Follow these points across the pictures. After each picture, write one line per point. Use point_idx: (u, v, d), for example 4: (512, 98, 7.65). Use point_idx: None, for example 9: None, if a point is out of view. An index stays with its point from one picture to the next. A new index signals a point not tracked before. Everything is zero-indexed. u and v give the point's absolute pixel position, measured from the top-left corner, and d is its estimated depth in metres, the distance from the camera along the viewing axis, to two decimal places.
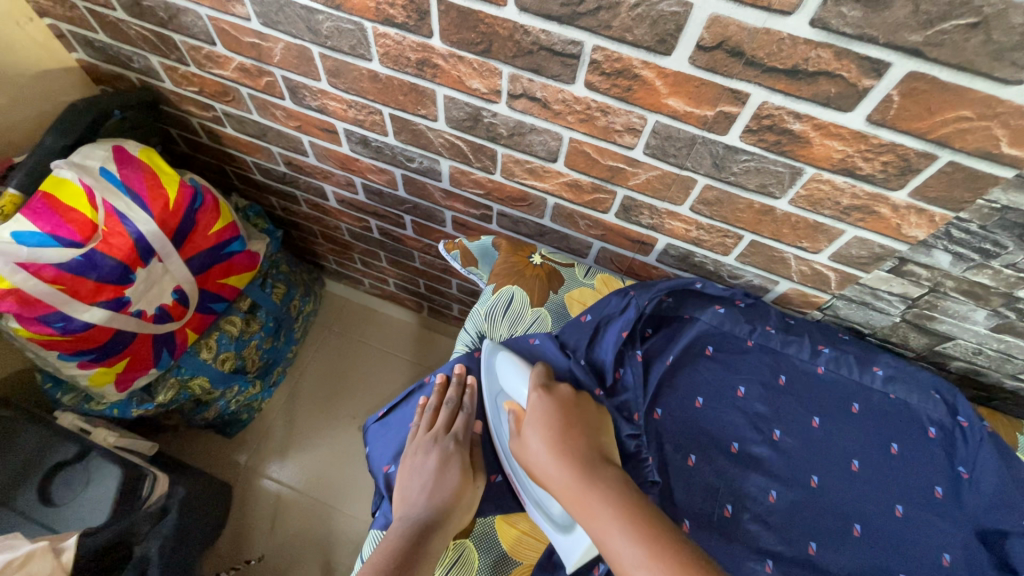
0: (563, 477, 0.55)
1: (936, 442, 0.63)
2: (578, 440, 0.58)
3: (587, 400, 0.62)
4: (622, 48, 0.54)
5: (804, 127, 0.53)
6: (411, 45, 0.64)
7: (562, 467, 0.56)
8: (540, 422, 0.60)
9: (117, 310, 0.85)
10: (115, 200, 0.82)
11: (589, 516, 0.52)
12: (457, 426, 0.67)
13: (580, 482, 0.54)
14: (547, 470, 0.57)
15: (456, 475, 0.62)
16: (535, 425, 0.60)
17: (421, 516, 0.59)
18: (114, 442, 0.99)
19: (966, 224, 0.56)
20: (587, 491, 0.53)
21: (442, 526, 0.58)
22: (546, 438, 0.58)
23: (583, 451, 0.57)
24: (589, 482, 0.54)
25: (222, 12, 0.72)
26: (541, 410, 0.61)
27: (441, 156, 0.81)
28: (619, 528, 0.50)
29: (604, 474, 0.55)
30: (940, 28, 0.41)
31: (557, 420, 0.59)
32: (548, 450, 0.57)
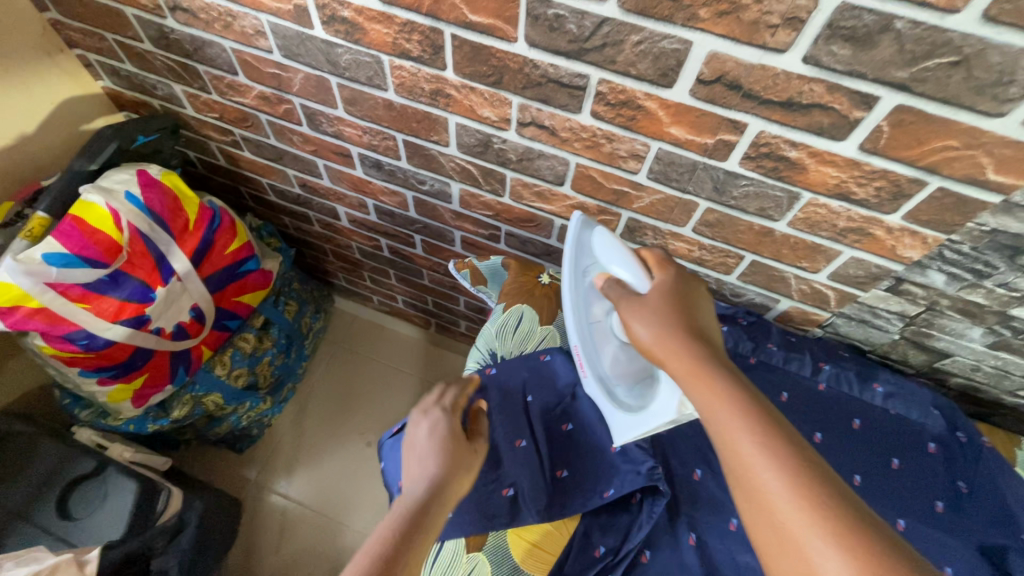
0: (679, 352, 0.51)
1: (936, 457, 0.64)
2: (695, 326, 0.54)
3: (697, 285, 0.59)
4: (626, 81, 0.57)
5: (800, 154, 0.56)
6: (425, 77, 0.68)
7: (688, 345, 0.51)
8: (654, 307, 0.56)
9: (138, 327, 0.88)
10: (139, 222, 0.85)
11: (704, 390, 0.48)
12: (450, 420, 0.67)
13: (696, 363, 0.50)
14: (654, 340, 0.54)
15: (451, 459, 0.61)
16: (650, 307, 0.56)
17: (414, 501, 0.56)
18: (130, 457, 1.00)
19: (958, 245, 0.59)
20: (708, 368, 0.49)
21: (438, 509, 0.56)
22: (661, 319, 0.55)
23: (700, 335, 0.53)
24: (709, 363, 0.49)
25: (246, 44, 0.76)
26: (656, 291, 0.58)
27: (452, 180, 0.85)
28: (737, 417, 0.45)
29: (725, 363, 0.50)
30: (924, 65, 0.44)
31: (675, 303, 0.56)
32: (659, 328, 0.54)
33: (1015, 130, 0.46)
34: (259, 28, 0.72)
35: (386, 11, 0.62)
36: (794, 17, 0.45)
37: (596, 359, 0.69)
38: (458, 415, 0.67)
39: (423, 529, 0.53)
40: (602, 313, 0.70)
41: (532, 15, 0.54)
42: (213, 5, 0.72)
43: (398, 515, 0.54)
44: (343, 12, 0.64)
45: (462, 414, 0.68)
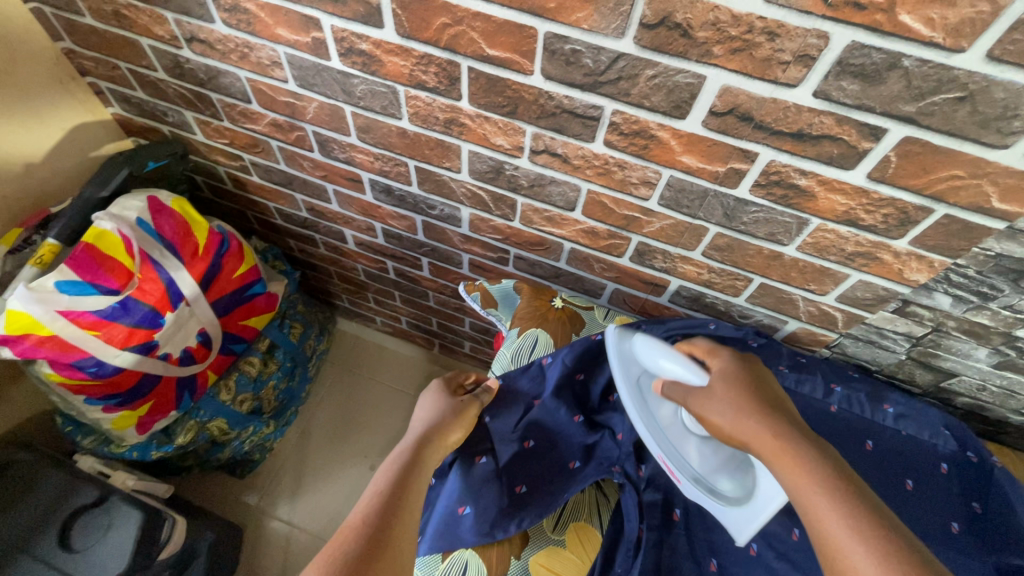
0: (762, 436, 0.54)
1: (949, 477, 0.65)
2: (771, 404, 0.57)
3: (759, 364, 0.62)
4: (639, 112, 0.58)
5: (809, 182, 0.57)
6: (440, 106, 0.69)
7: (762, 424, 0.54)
8: (727, 392, 0.59)
9: (146, 353, 0.87)
10: (151, 249, 0.85)
11: (788, 470, 0.51)
12: (433, 413, 0.71)
13: (781, 443, 0.52)
14: (732, 422, 0.57)
15: (425, 445, 0.65)
16: (720, 390, 0.59)
17: (395, 477, 0.60)
18: (132, 485, 0.99)
19: (964, 269, 0.60)
20: (792, 447, 0.52)
21: (414, 485, 0.60)
22: (740, 403, 0.57)
23: (777, 414, 0.55)
24: (790, 442, 0.52)
25: (262, 74, 0.77)
26: (721, 379, 0.61)
27: (463, 205, 0.86)
28: (824, 496, 0.47)
29: (804, 439, 0.53)
30: (931, 100, 0.46)
31: (741, 384, 0.59)
32: (738, 412, 0.57)
33: (1018, 161, 0.48)
34: (275, 59, 0.74)
35: (404, 44, 0.63)
36: (805, 54, 0.47)
37: (684, 461, 0.67)
38: (443, 407, 0.71)
39: (403, 502, 0.57)
40: (668, 414, 0.71)
41: (549, 50, 0.56)
42: (230, 37, 0.74)
43: (378, 490, 0.58)
44: (361, 45, 0.66)
45: (448, 403, 0.72)
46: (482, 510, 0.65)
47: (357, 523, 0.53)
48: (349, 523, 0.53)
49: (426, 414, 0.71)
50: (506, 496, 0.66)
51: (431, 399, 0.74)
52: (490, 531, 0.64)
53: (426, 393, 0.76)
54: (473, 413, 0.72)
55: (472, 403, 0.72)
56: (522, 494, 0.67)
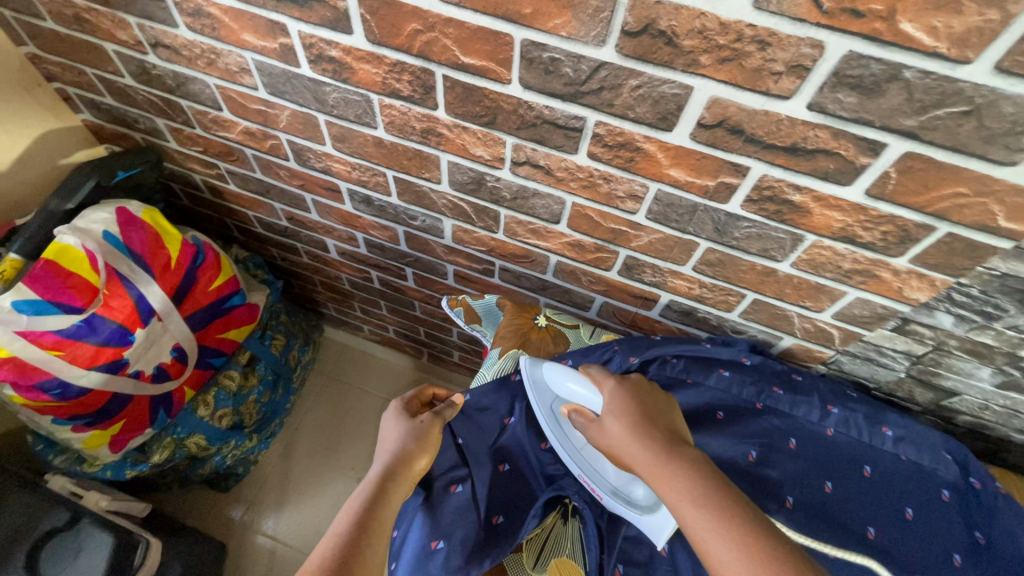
0: (641, 451, 0.54)
1: (951, 505, 0.62)
2: (657, 420, 0.57)
3: (644, 387, 0.61)
4: (624, 124, 0.55)
5: (804, 199, 0.54)
6: (416, 116, 0.66)
7: (640, 443, 0.55)
8: (616, 408, 0.59)
9: (115, 372, 0.84)
10: (118, 263, 0.82)
11: (662, 484, 0.51)
12: (396, 436, 0.65)
13: (658, 456, 0.53)
14: (615, 432, 0.57)
15: (387, 474, 0.59)
16: (612, 405, 0.59)
17: (353, 518, 0.54)
18: (105, 506, 0.95)
19: (967, 288, 0.57)
20: (668, 460, 0.52)
21: (377, 525, 0.54)
22: (628, 420, 0.57)
23: (661, 429, 0.56)
24: (667, 456, 0.52)
25: (231, 81, 0.74)
26: (611, 399, 0.60)
27: (444, 216, 0.82)
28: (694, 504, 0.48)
29: (678, 447, 0.53)
30: (934, 114, 0.43)
31: (626, 408, 0.58)
32: (625, 428, 0.56)
33: None
34: (244, 66, 0.70)
35: (375, 51, 0.60)
36: (799, 65, 0.44)
37: (603, 476, 0.66)
38: (407, 429, 0.65)
39: (361, 548, 0.51)
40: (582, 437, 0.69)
41: (527, 58, 0.53)
42: (196, 42, 0.70)
43: (336, 535, 0.52)
44: (331, 52, 0.62)
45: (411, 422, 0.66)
46: (457, 544, 0.61)
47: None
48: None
49: (390, 437, 0.65)
50: (483, 528, 0.62)
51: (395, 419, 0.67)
52: (464, 568, 0.59)
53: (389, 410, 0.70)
54: (437, 434, 0.65)
55: (437, 423, 0.66)
56: (498, 525, 0.63)
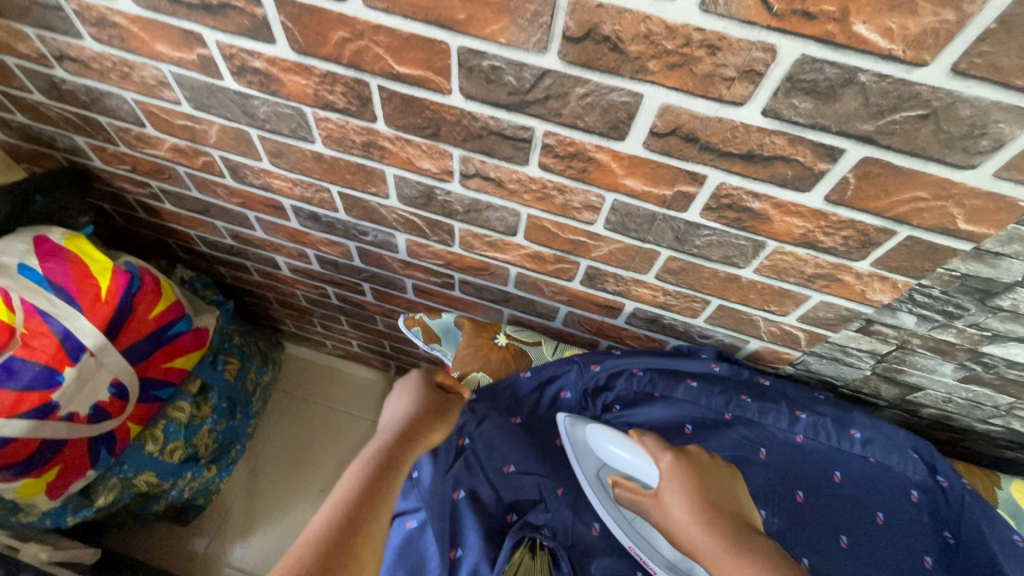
0: (711, 546, 0.49)
1: (921, 506, 0.62)
2: (721, 506, 0.53)
3: (733, 478, 0.57)
4: (574, 134, 0.52)
5: (764, 205, 0.52)
6: (355, 129, 0.61)
7: (712, 537, 0.50)
8: (677, 485, 0.55)
9: (43, 417, 0.77)
10: (36, 298, 0.76)
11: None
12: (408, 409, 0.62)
13: (737, 557, 0.48)
14: (684, 521, 0.53)
15: (394, 446, 0.56)
16: (670, 480, 0.56)
17: (358, 486, 0.51)
18: (46, 558, 0.88)
19: (928, 289, 0.56)
20: (738, 558, 0.48)
21: (381, 498, 0.51)
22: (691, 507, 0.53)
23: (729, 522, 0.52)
24: (745, 555, 0.48)
25: (150, 96, 0.68)
26: (670, 472, 0.57)
27: (397, 231, 0.78)
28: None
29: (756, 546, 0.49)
30: (891, 118, 0.41)
31: (692, 484, 0.55)
32: (690, 515, 0.53)
33: (985, 182, 0.43)
34: (162, 79, 0.64)
35: (303, 62, 0.55)
36: (750, 70, 0.41)
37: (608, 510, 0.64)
38: (419, 404, 0.63)
39: (367, 515, 0.49)
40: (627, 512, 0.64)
41: (465, 67, 0.49)
42: (105, 54, 0.64)
43: (339, 503, 0.49)
44: (254, 63, 0.57)
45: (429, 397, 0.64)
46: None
47: (308, 550, 0.44)
48: (299, 552, 0.44)
49: (399, 415, 0.62)
50: (441, 566, 0.57)
51: (408, 393, 0.65)
52: None
53: (400, 386, 0.68)
54: (449, 410, 0.64)
55: (446, 408, 0.64)
56: (457, 559, 0.58)
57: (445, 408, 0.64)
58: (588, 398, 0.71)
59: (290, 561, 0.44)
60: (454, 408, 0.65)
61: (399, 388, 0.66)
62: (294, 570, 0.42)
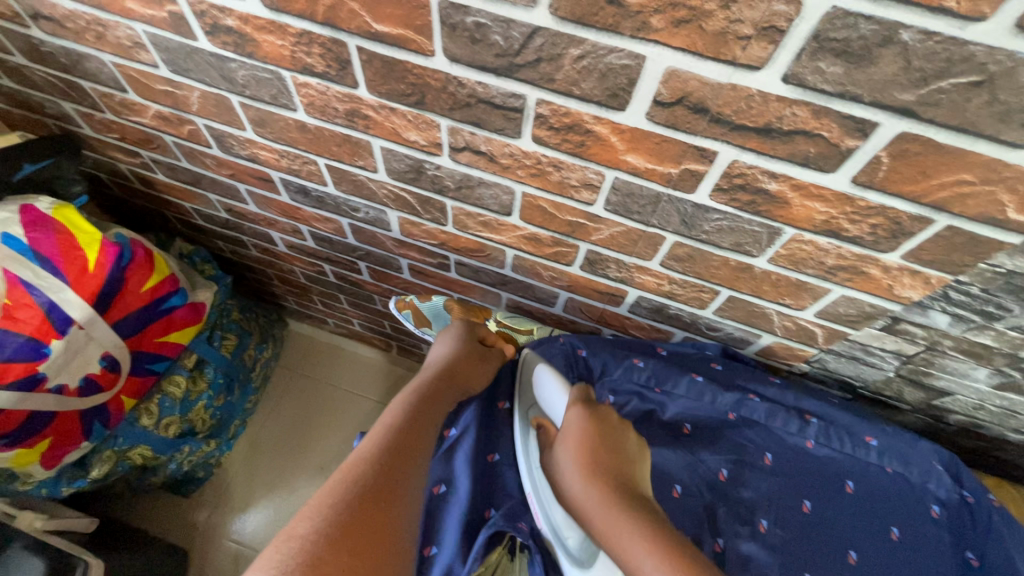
0: (588, 503, 0.51)
1: (942, 523, 0.57)
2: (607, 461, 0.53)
3: (606, 418, 0.57)
4: (569, 102, 0.46)
5: (781, 187, 0.46)
6: (337, 96, 0.57)
7: (592, 496, 0.51)
8: (569, 439, 0.56)
9: (31, 388, 0.76)
10: (19, 269, 0.74)
11: (617, 547, 0.47)
12: (447, 354, 0.67)
13: (605, 509, 0.49)
14: (573, 492, 0.52)
15: (436, 381, 0.61)
16: (563, 443, 0.56)
17: (403, 414, 0.55)
18: (40, 527, 0.88)
19: (966, 287, 0.50)
20: (617, 514, 0.48)
21: (426, 424, 0.56)
22: (579, 462, 0.53)
23: (612, 478, 0.52)
24: (618, 510, 0.49)
25: (127, 58, 0.64)
26: (572, 424, 0.56)
27: (388, 207, 0.74)
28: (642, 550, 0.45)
29: (636, 507, 0.49)
30: (936, 86, 0.35)
31: (580, 443, 0.55)
32: (577, 477, 0.53)
33: None
34: (137, 40, 0.60)
35: (276, 19, 0.50)
36: (770, 27, 0.35)
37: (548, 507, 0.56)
38: (460, 348, 0.68)
39: (417, 435, 0.53)
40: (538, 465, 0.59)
41: (448, 24, 0.44)
42: (78, 13, 0.60)
43: (387, 428, 0.53)
44: (227, 21, 0.53)
45: (468, 346, 0.69)
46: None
47: (362, 460, 0.48)
48: (354, 460, 0.48)
49: (439, 360, 0.67)
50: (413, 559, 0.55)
51: (449, 339, 0.70)
52: None
53: (440, 335, 0.73)
54: (486, 360, 0.69)
55: (482, 359, 0.69)
56: (431, 557, 0.56)
57: (484, 359, 0.69)
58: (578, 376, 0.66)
59: (356, 463, 0.48)
60: (490, 361, 0.70)
61: (441, 336, 0.72)
62: (350, 478, 0.46)
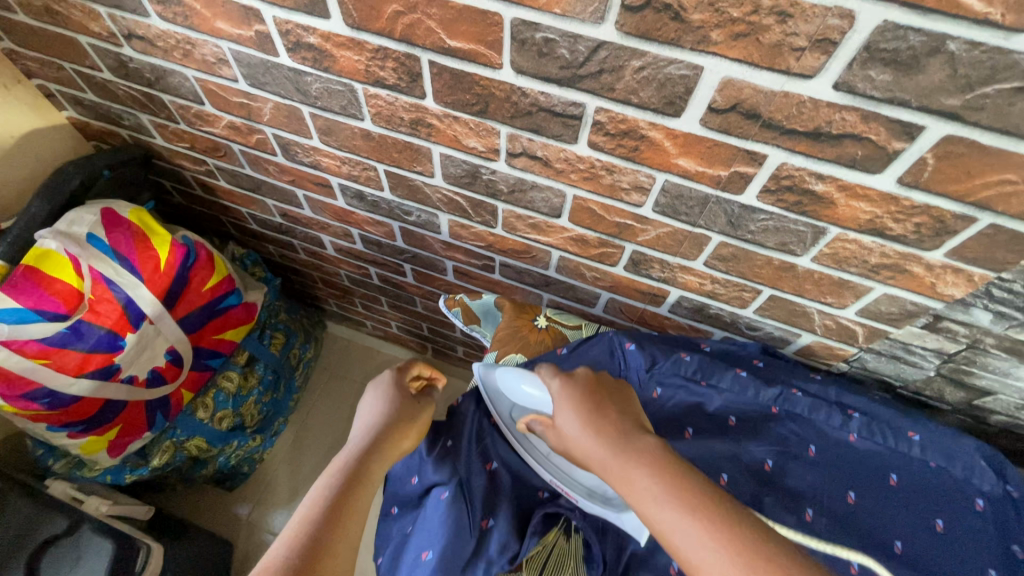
0: (597, 449, 0.50)
1: (987, 516, 0.58)
2: (609, 406, 0.54)
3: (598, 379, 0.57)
4: (627, 110, 0.50)
5: (828, 188, 0.49)
6: (404, 106, 0.61)
7: (592, 437, 0.51)
8: (569, 403, 0.55)
9: (106, 378, 0.83)
10: (103, 266, 0.79)
11: (624, 488, 0.47)
12: (379, 414, 0.64)
13: (615, 452, 0.49)
14: (573, 433, 0.53)
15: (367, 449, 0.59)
16: (560, 403, 0.56)
17: (316, 514, 0.50)
18: (106, 512, 0.93)
19: (1009, 284, 0.52)
20: (625, 449, 0.48)
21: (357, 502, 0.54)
22: (574, 399, 0.55)
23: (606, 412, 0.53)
24: (624, 449, 0.48)
25: (209, 73, 0.70)
26: (561, 396, 0.56)
27: (440, 211, 0.78)
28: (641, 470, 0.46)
29: (641, 444, 0.49)
30: (981, 91, 0.38)
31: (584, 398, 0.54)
32: (581, 427, 0.52)
33: None
34: (221, 56, 0.66)
35: (356, 37, 0.55)
36: (824, 39, 0.38)
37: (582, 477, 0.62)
38: (390, 405, 0.65)
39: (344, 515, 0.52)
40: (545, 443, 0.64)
41: (518, 39, 0.48)
42: (169, 32, 0.66)
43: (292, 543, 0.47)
44: (309, 39, 0.58)
45: (400, 402, 0.66)
46: (446, 555, 0.56)
47: None
48: None
49: (369, 418, 0.63)
50: (472, 535, 0.57)
51: (381, 395, 0.67)
52: None
53: (372, 388, 0.69)
54: (423, 413, 0.66)
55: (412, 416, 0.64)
56: (488, 529, 0.58)
57: (417, 414, 0.65)
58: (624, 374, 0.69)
59: None
60: (425, 410, 0.67)
61: (375, 390, 0.68)
62: None
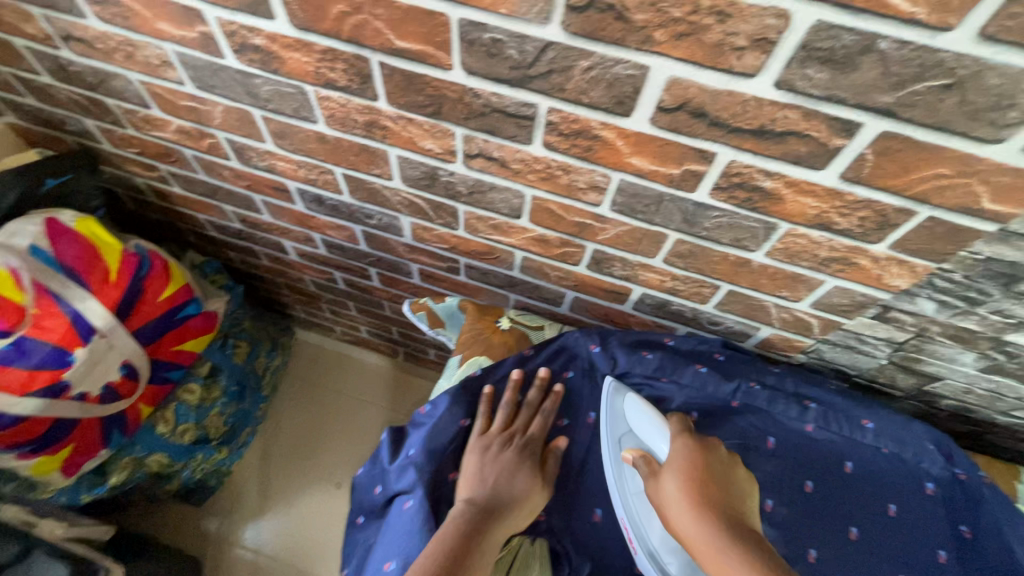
0: (694, 529, 0.51)
1: (936, 499, 0.60)
2: (713, 487, 0.54)
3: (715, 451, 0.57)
4: (578, 110, 0.50)
5: (776, 184, 0.50)
6: (357, 108, 0.60)
7: (695, 519, 0.52)
8: (675, 467, 0.56)
9: (55, 396, 0.79)
10: (47, 280, 0.77)
11: (714, 570, 0.49)
12: (496, 485, 0.59)
13: (710, 532, 0.50)
14: (679, 516, 0.53)
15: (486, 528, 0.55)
16: (671, 476, 0.56)
17: None
18: (62, 534, 0.88)
19: (949, 274, 0.54)
20: (722, 545, 0.49)
21: None
22: (684, 486, 0.54)
23: (719, 504, 0.52)
24: (720, 535, 0.50)
25: (154, 76, 0.67)
26: (677, 454, 0.57)
27: (401, 214, 0.77)
28: (734, 555, 0.48)
29: (742, 529, 0.50)
30: (912, 89, 0.39)
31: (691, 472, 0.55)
32: (678, 491, 0.54)
33: (1013, 157, 0.41)
34: (165, 59, 0.64)
35: (303, 38, 0.54)
36: (763, 38, 0.39)
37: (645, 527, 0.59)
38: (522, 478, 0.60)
39: None
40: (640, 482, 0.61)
41: (466, 40, 0.47)
42: (109, 34, 0.63)
43: None
44: (255, 40, 0.56)
45: (522, 472, 0.61)
46: (410, 562, 0.55)
47: None
48: None
49: (498, 486, 0.59)
50: None
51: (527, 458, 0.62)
52: None
53: (503, 442, 0.63)
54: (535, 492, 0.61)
55: (539, 491, 0.61)
56: None
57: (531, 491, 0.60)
58: (588, 373, 0.70)
59: None
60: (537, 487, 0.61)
61: (497, 444, 0.63)
62: None
